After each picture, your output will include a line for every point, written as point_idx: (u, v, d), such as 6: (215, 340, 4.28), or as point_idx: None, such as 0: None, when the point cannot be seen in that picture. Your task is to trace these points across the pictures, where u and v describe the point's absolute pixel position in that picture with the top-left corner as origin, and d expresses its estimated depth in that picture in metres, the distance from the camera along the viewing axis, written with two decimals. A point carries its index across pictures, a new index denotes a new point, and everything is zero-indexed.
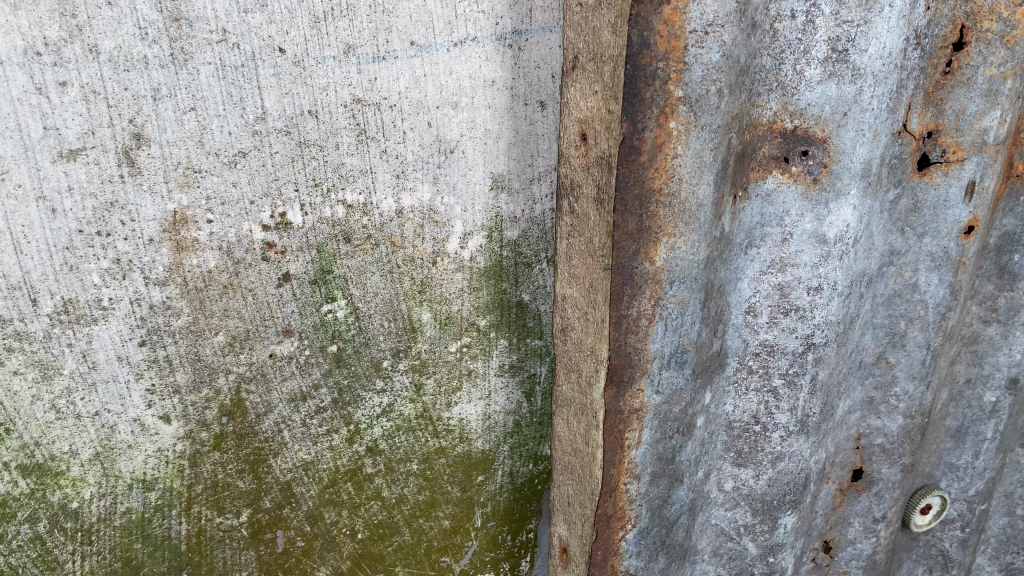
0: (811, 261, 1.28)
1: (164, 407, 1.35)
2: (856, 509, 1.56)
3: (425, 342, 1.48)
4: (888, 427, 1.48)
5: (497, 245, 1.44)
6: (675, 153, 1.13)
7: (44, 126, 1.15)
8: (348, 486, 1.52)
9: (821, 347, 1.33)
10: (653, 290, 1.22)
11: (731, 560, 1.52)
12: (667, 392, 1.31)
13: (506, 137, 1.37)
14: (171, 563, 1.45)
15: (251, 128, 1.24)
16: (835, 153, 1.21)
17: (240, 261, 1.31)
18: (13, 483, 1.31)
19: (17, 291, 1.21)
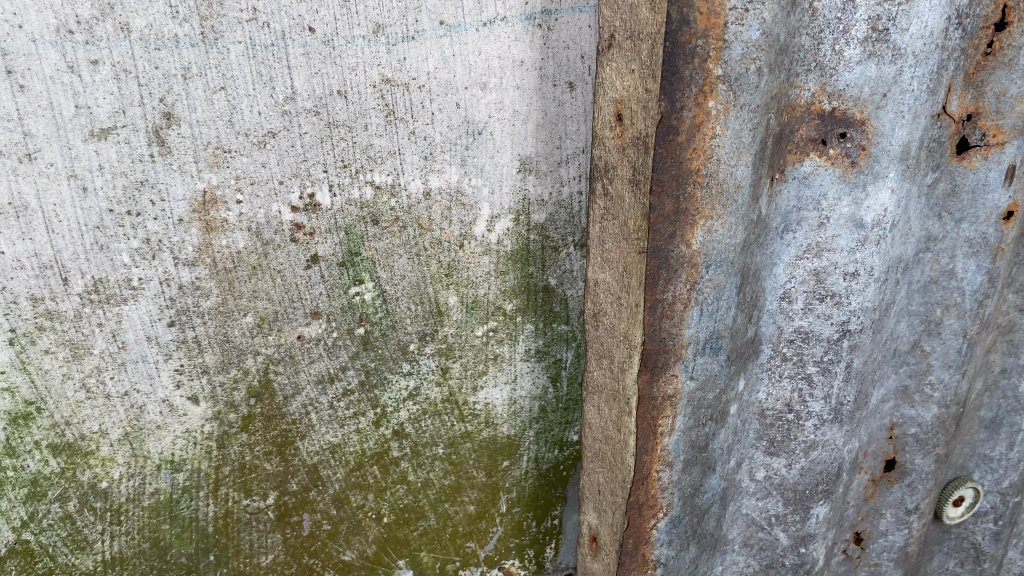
0: (848, 246, 1.25)
1: (193, 388, 1.34)
2: (889, 500, 1.53)
3: (452, 326, 1.47)
4: (922, 416, 1.45)
5: (524, 229, 1.43)
6: (714, 133, 1.11)
7: (76, 105, 1.14)
8: (375, 470, 1.51)
9: (856, 334, 1.31)
10: (689, 274, 1.20)
11: (762, 551, 1.50)
12: (701, 378, 1.29)
13: (535, 118, 1.36)
14: (199, 545, 1.45)
15: (280, 108, 1.23)
16: (874, 135, 1.19)
17: (270, 242, 1.31)
18: (44, 462, 1.31)
19: (49, 271, 1.20)
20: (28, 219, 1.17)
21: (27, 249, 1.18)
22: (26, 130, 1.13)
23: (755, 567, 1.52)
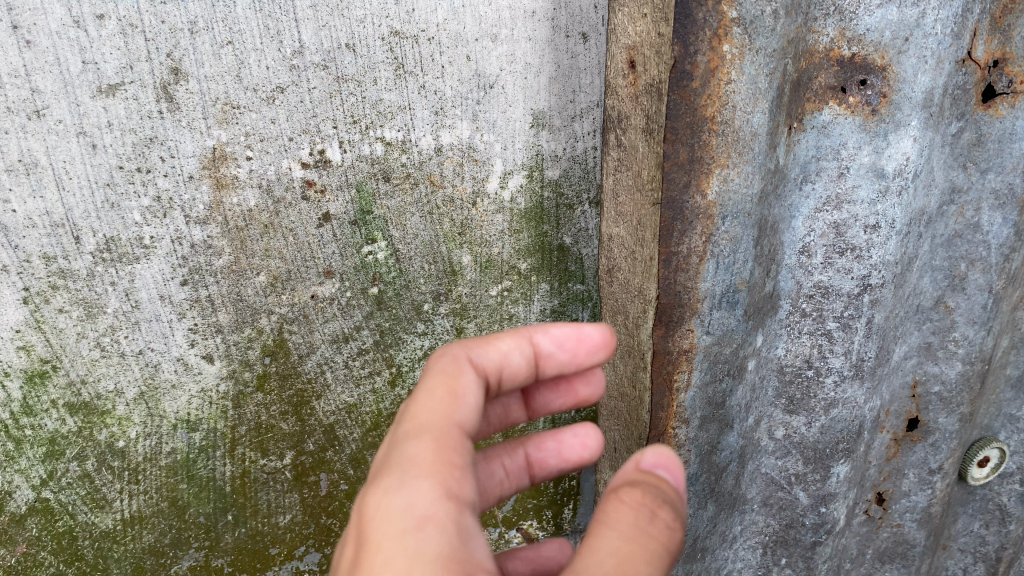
0: (868, 197, 1.21)
1: (207, 347, 1.34)
2: (912, 460, 1.47)
3: (466, 286, 1.46)
4: (946, 373, 1.40)
5: (538, 185, 1.42)
6: (729, 78, 1.09)
7: (83, 61, 1.14)
8: (391, 430, 1.52)
9: (878, 289, 1.25)
10: (704, 227, 1.17)
11: (782, 510, 1.44)
12: (718, 333, 1.26)
13: (548, 71, 1.34)
14: (216, 505, 1.45)
15: (288, 62, 1.22)
16: (895, 81, 1.14)
17: (281, 200, 1.30)
18: (61, 421, 1.32)
19: (60, 229, 1.20)
20: (38, 176, 1.16)
21: (39, 208, 1.18)
22: (33, 87, 1.13)
23: (775, 528, 1.46)
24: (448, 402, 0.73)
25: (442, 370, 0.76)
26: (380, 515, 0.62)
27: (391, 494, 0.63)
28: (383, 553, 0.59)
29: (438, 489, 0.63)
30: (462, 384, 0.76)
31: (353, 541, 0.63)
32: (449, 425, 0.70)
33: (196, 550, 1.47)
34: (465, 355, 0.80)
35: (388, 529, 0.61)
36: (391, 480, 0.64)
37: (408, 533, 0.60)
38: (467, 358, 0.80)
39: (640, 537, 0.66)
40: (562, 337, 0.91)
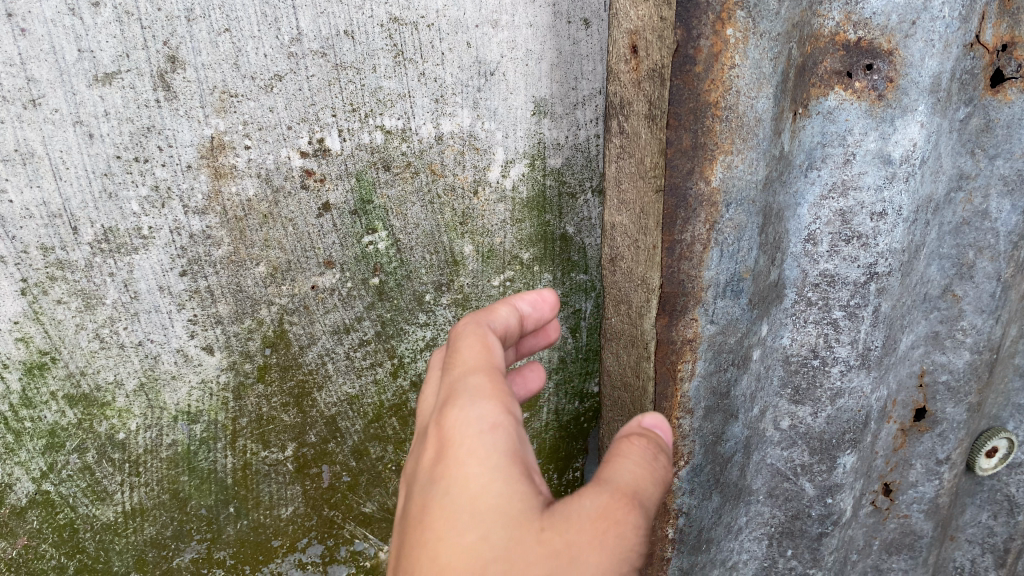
0: (875, 184, 1.18)
1: (207, 338, 1.33)
2: (919, 451, 1.45)
3: (468, 276, 1.45)
4: (954, 362, 1.38)
5: (540, 174, 1.40)
6: (732, 63, 1.07)
7: (79, 49, 1.13)
8: (393, 421, 1.51)
9: (884, 277, 1.23)
10: (708, 214, 1.15)
11: (788, 501, 1.41)
12: (723, 323, 1.24)
13: (549, 58, 1.33)
14: (218, 496, 1.44)
15: (286, 50, 1.21)
16: (902, 66, 1.12)
17: (280, 189, 1.28)
18: (61, 413, 1.31)
19: (58, 220, 1.19)
20: (35, 166, 1.15)
21: (36, 198, 1.17)
22: (29, 75, 1.11)
23: (781, 519, 1.43)
24: (494, 345, 0.80)
25: (470, 327, 0.81)
26: (457, 423, 0.70)
27: (465, 406, 0.71)
28: (466, 448, 0.68)
29: (503, 402, 0.71)
30: (491, 336, 0.81)
31: (429, 447, 0.71)
32: (494, 362, 0.77)
33: (198, 542, 1.46)
34: (480, 320, 0.84)
35: (465, 431, 0.69)
36: (463, 397, 0.72)
37: (485, 435, 0.68)
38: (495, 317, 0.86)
39: (648, 465, 0.75)
40: (527, 296, 0.93)
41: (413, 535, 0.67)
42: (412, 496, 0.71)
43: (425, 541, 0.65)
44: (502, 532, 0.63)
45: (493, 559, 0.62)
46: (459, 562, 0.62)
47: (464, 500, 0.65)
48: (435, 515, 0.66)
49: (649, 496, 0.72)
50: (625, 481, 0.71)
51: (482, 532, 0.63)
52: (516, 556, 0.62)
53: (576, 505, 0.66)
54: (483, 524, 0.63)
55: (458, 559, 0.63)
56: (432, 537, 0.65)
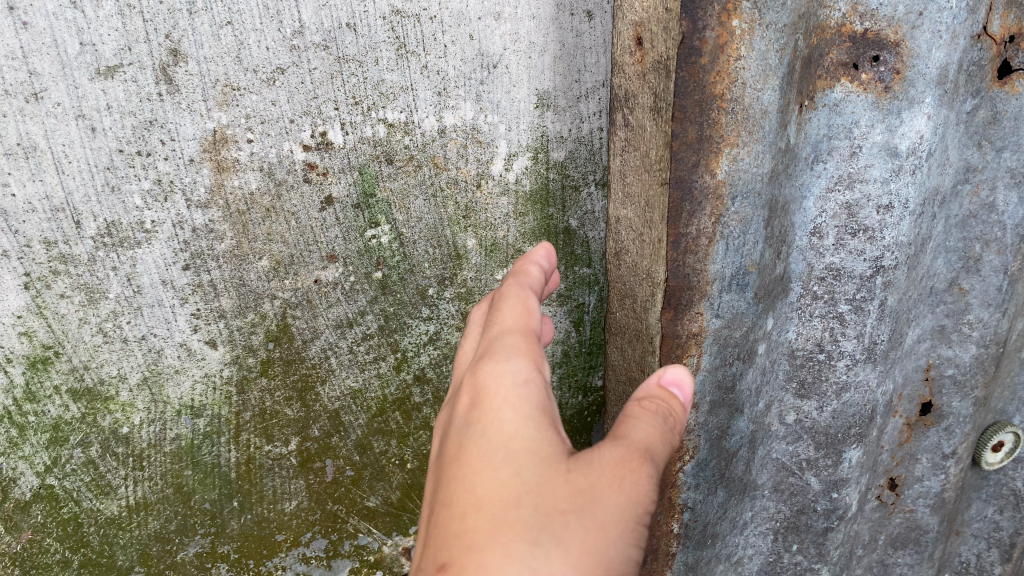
0: (881, 176, 1.17)
1: (210, 332, 1.33)
2: (925, 445, 1.44)
3: (471, 270, 1.44)
4: (960, 356, 1.37)
5: (543, 167, 1.40)
6: (738, 54, 1.07)
7: (81, 42, 1.12)
8: (397, 416, 1.50)
9: (891, 270, 1.22)
10: (714, 207, 1.15)
11: (793, 496, 1.40)
12: (728, 316, 1.24)
13: (552, 50, 1.32)
14: (222, 491, 1.44)
15: (288, 42, 1.20)
16: (909, 57, 1.11)
17: (282, 182, 1.28)
18: (64, 407, 1.31)
19: (61, 214, 1.19)
20: (37, 160, 1.15)
21: (38, 191, 1.17)
22: (31, 69, 1.11)
23: (786, 514, 1.42)
24: (533, 306, 0.83)
25: (509, 286, 0.84)
26: (493, 376, 0.73)
27: (500, 361, 0.75)
28: (502, 397, 0.71)
29: (535, 361, 0.75)
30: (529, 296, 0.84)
31: (463, 397, 0.74)
32: (531, 322, 0.80)
33: (202, 537, 1.45)
34: (520, 279, 0.87)
35: (500, 383, 0.72)
36: (498, 355, 0.76)
37: (519, 387, 0.72)
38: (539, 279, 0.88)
39: (658, 426, 0.78)
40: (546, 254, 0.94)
41: (446, 475, 0.70)
42: (444, 443, 0.74)
43: (460, 477, 0.68)
44: (535, 469, 0.66)
45: (527, 492, 0.65)
46: (494, 493, 0.65)
47: (498, 442, 0.69)
48: (469, 454, 0.69)
49: (656, 454, 0.75)
50: (638, 438, 0.75)
51: (516, 468, 0.67)
52: (547, 491, 0.66)
53: (597, 454, 0.70)
54: (515, 463, 0.67)
55: (491, 493, 0.66)
56: (465, 474, 0.68)
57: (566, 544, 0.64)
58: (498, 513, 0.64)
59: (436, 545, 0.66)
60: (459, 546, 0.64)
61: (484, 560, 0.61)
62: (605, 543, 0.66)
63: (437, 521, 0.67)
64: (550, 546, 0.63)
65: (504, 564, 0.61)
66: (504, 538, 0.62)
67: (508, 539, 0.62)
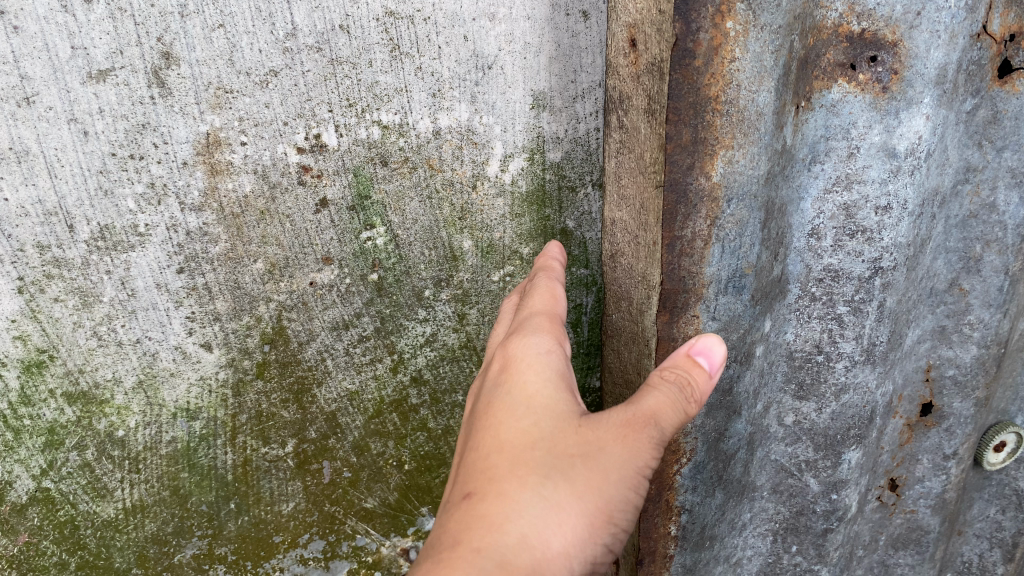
0: (879, 177, 1.16)
1: (205, 335, 1.33)
2: (925, 446, 1.43)
3: (467, 271, 1.44)
4: (961, 357, 1.36)
5: (540, 168, 1.39)
6: (732, 56, 1.05)
7: (73, 46, 1.12)
8: (394, 417, 1.49)
9: (890, 272, 1.22)
10: (709, 210, 1.13)
11: (792, 497, 1.39)
12: (724, 319, 1.21)
13: (548, 51, 1.31)
14: (219, 493, 1.44)
15: (281, 45, 1.20)
16: (907, 57, 1.10)
17: (276, 185, 1.28)
18: (59, 411, 1.32)
19: (54, 218, 1.19)
20: (30, 164, 1.15)
21: (31, 196, 1.17)
22: (23, 73, 1.11)
23: (786, 515, 1.41)
24: (559, 295, 1.03)
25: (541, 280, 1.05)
26: (521, 349, 0.93)
27: (527, 338, 0.94)
28: (526, 365, 0.91)
29: (557, 338, 0.93)
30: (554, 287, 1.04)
31: (495, 364, 0.94)
32: (555, 308, 1.00)
33: (199, 539, 1.45)
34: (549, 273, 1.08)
35: (526, 354, 0.92)
36: (528, 333, 0.95)
37: (541, 358, 0.91)
38: (562, 271, 1.09)
39: (675, 396, 0.88)
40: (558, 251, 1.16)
41: (478, 423, 0.90)
42: (479, 399, 0.94)
43: (490, 424, 0.87)
44: (549, 421, 0.85)
45: (542, 438, 0.84)
46: (514, 437, 0.84)
47: (522, 400, 0.88)
48: (497, 407, 0.89)
49: (668, 421, 0.87)
50: (649, 405, 0.87)
51: (534, 419, 0.85)
52: (558, 439, 0.83)
53: (605, 416, 0.85)
54: (534, 416, 0.85)
55: (514, 438, 0.85)
56: (495, 422, 0.87)
57: (571, 482, 0.81)
58: (517, 453, 0.83)
59: (468, 475, 0.85)
60: (486, 476, 0.83)
61: (503, 488, 0.81)
62: (605, 484, 0.82)
63: (469, 458, 0.87)
64: (556, 481, 0.81)
65: (518, 491, 0.80)
66: (520, 472, 0.81)
67: (525, 474, 0.81)
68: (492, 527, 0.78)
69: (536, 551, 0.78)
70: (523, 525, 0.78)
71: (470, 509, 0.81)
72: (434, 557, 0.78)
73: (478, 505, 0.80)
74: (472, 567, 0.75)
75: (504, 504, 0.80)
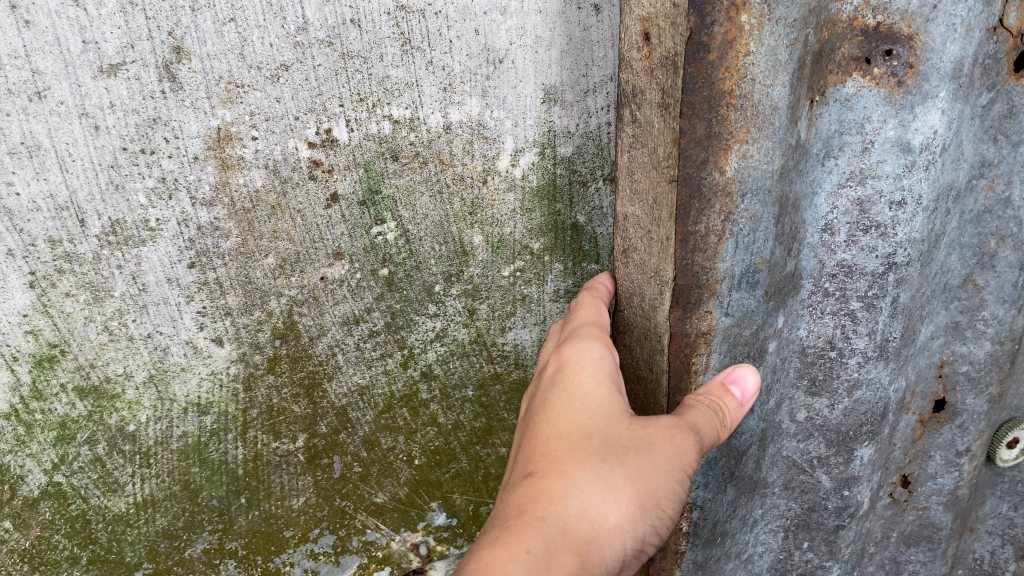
0: (893, 172, 1.15)
1: (216, 330, 1.35)
2: (938, 442, 1.42)
3: (477, 266, 1.43)
4: (974, 353, 1.34)
5: (550, 163, 1.38)
6: (747, 50, 1.04)
7: (84, 40, 1.14)
8: (404, 412, 1.48)
9: (903, 268, 1.20)
10: (723, 205, 1.12)
11: (804, 494, 1.38)
12: (738, 315, 1.21)
13: (559, 44, 1.30)
14: (229, 488, 1.43)
15: (292, 39, 1.20)
16: (923, 51, 1.09)
17: (287, 180, 1.29)
18: (71, 405, 1.34)
19: (65, 212, 1.22)
20: (42, 159, 1.18)
21: (42, 190, 1.20)
22: (34, 68, 1.14)
23: (797, 511, 1.40)
24: (604, 313, 1.12)
25: (588, 301, 1.14)
26: (575, 354, 1.01)
27: (581, 345, 1.02)
28: (581, 368, 0.98)
29: (608, 348, 1.02)
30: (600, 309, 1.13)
31: (551, 368, 1.02)
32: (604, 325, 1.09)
33: (210, 533, 1.43)
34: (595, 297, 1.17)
35: (581, 359, 1.00)
36: (580, 342, 1.04)
37: (596, 363, 0.99)
38: (606, 292, 1.24)
39: (711, 416, 0.98)
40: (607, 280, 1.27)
41: (534, 417, 0.96)
42: (533, 398, 1.01)
43: (548, 417, 0.94)
44: (604, 415, 0.91)
45: (598, 429, 0.90)
46: (572, 427, 0.91)
47: (578, 397, 0.95)
48: (553, 402, 0.95)
49: (706, 435, 0.96)
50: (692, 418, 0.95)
51: (589, 413, 0.92)
52: (612, 430, 0.90)
53: (656, 417, 0.92)
54: (590, 410, 0.92)
55: (571, 427, 0.91)
56: (552, 415, 0.94)
57: (625, 468, 0.86)
58: (575, 440, 0.89)
59: (526, 459, 0.91)
60: (546, 460, 0.88)
61: (563, 467, 0.86)
62: (656, 473, 0.87)
63: (527, 447, 0.93)
64: (612, 464, 0.86)
65: (577, 471, 0.85)
66: (578, 455, 0.87)
67: (583, 456, 0.87)
68: (554, 501, 0.83)
69: (595, 524, 0.82)
70: (583, 499, 0.83)
71: (532, 485, 0.86)
72: (499, 527, 0.82)
73: (539, 482, 0.85)
74: (539, 530, 0.79)
75: (565, 480, 0.84)
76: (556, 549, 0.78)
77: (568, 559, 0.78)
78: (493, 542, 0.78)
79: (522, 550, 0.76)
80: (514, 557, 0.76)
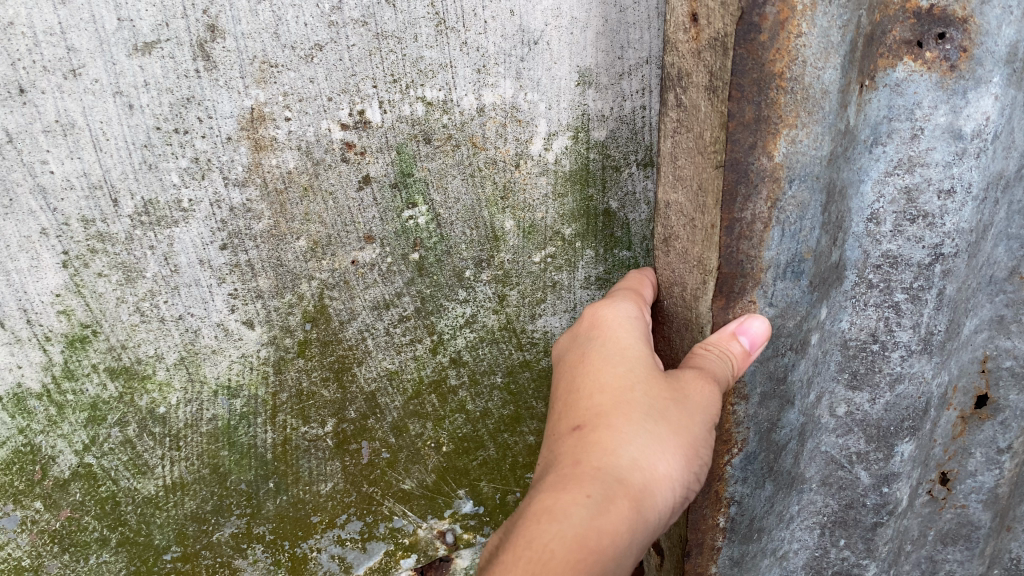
0: (943, 160, 1.12)
1: (247, 313, 1.34)
2: (979, 439, 1.35)
3: (508, 251, 1.41)
4: (1020, 348, 1.27)
5: (583, 147, 1.35)
6: (799, 31, 1.00)
7: (119, 17, 1.14)
8: (433, 398, 1.46)
9: (950, 259, 1.18)
10: (770, 191, 1.07)
11: (842, 490, 1.35)
12: (781, 306, 1.16)
13: (595, 26, 1.27)
14: (258, 472, 1.43)
15: (326, 18, 1.19)
16: (977, 34, 1.07)
17: (320, 162, 1.28)
18: (102, 386, 1.34)
19: (98, 191, 1.22)
20: (76, 137, 1.18)
21: (76, 169, 1.20)
22: (69, 45, 1.14)
23: (834, 508, 1.36)
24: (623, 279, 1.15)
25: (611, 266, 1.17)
26: (609, 311, 1.03)
27: (615, 303, 1.04)
28: (617, 325, 1.01)
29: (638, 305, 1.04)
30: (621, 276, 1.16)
31: (584, 322, 1.04)
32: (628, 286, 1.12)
33: (238, 517, 1.43)
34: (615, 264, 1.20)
35: (614, 316, 1.02)
36: (611, 299, 1.06)
37: (629, 320, 1.01)
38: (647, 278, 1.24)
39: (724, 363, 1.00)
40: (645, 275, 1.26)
41: (575, 372, 0.99)
42: (568, 353, 1.03)
43: (588, 371, 0.97)
44: (642, 370, 0.94)
45: (638, 382, 0.93)
46: (613, 380, 0.93)
47: (616, 351, 0.97)
48: (592, 357, 0.98)
49: (726, 383, 0.99)
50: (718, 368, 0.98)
51: (628, 368, 0.95)
52: (652, 383, 0.93)
53: (687, 371, 0.96)
54: (628, 364, 0.95)
55: (613, 380, 0.94)
56: (591, 369, 0.97)
57: (667, 420, 0.90)
58: (617, 393, 0.92)
59: (571, 410, 0.94)
60: (592, 412, 0.92)
61: (611, 421, 0.90)
62: (692, 423, 0.92)
63: (569, 398, 0.96)
64: (657, 417, 0.90)
65: (624, 424, 0.89)
66: (624, 408, 0.90)
67: (629, 410, 0.90)
68: (607, 452, 0.87)
69: (648, 471, 0.86)
70: (634, 451, 0.87)
71: (582, 438, 0.90)
72: (556, 474, 0.87)
73: (589, 435, 0.90)
74: (596, 479, 0.84)
75: (615, 433, 0.88)
76: (613, 496, 0.83)
77: (626, 503, 0.83)
78: (554, 489, 0.84)
79: (583, 496, 0.83)
80: (576, 501, 0.82)
